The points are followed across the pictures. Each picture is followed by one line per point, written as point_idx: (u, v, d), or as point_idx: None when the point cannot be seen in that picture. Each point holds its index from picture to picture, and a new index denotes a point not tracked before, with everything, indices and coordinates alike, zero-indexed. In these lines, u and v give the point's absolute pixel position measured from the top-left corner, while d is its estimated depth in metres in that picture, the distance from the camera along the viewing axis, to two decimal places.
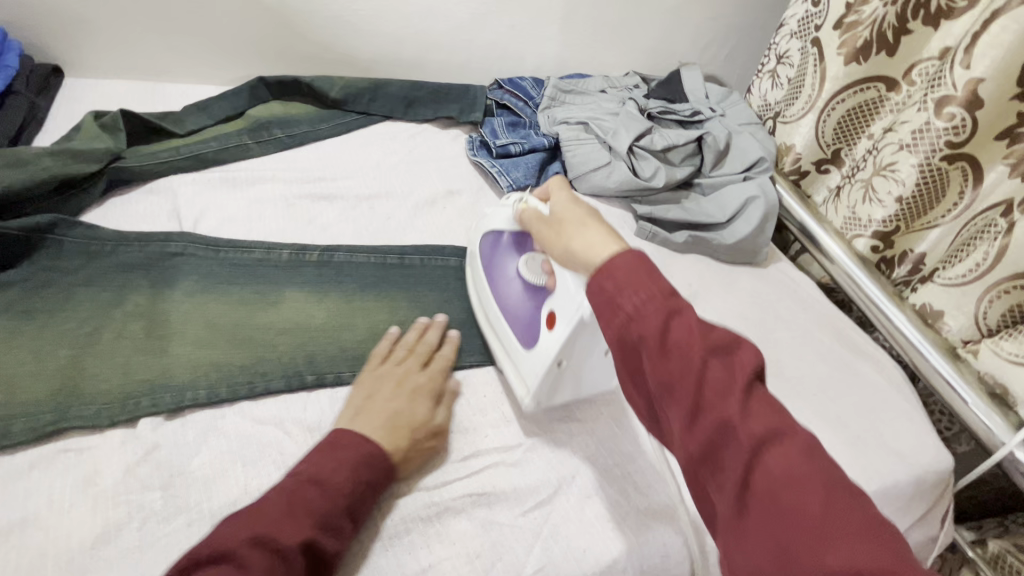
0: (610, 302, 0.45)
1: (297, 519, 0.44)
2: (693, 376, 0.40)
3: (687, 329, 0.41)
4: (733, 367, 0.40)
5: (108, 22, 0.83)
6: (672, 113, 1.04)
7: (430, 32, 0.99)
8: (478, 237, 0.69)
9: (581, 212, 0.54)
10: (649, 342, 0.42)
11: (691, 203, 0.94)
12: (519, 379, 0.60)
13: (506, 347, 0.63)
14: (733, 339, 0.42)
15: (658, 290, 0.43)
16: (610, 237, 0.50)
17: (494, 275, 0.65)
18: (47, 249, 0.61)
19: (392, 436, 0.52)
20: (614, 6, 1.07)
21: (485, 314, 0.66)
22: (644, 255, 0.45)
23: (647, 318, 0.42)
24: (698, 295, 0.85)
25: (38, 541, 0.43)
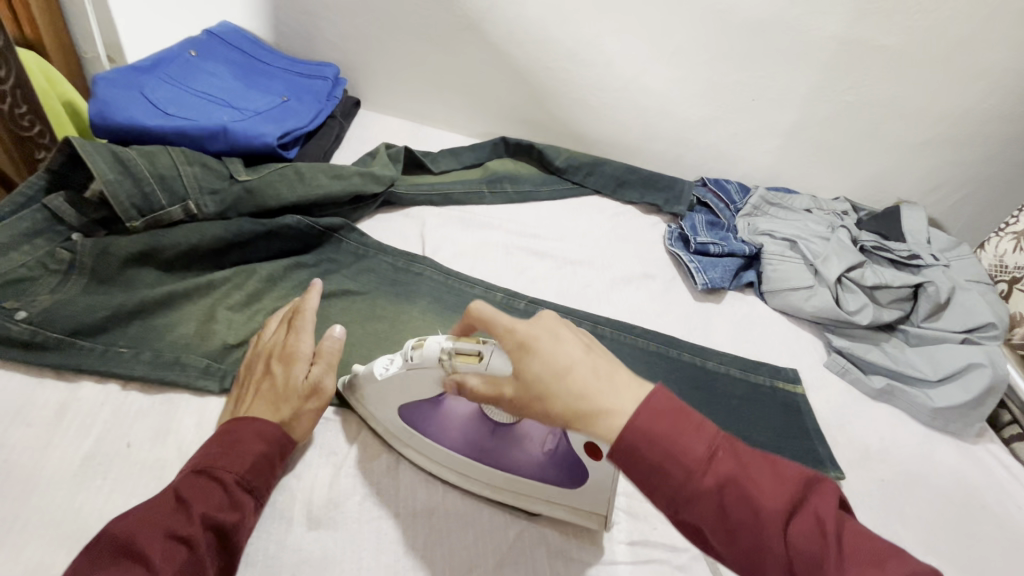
0: (654, 485, 0.40)
1: (188, 506, 0.44)
2: (777, 547, 0.38)
3: (739, 492, 0.38)
4: (810, 522, 0.38)
5: (404, 72, 1.03)
6: (887, 251, 0.98)
7: (656, 126, 1.07)
8: (399, 420, 0.55)
9: (544, 366, 0.42)
10: (713, 524, 0.39)
11: (895, 350, 0.88)
12: (581, 514, 0.55)
13: (542, 495, 0.55)
14: (793, 485, 0.39)
15: (698, 454, 0.39)
16: (602, 394, 0.41)
17: (462, 448, 0.54)
18: (331, 244, 0.75)
19: (271, 411, 0.52)
20: (845, 134, 1.07)
21: (480, 481, 0.55)
22: (660, 420, 0.40)
23: (702, 502, 0.39)
24: (890, 452, 0.78)
25: (295, 485, 0.53)
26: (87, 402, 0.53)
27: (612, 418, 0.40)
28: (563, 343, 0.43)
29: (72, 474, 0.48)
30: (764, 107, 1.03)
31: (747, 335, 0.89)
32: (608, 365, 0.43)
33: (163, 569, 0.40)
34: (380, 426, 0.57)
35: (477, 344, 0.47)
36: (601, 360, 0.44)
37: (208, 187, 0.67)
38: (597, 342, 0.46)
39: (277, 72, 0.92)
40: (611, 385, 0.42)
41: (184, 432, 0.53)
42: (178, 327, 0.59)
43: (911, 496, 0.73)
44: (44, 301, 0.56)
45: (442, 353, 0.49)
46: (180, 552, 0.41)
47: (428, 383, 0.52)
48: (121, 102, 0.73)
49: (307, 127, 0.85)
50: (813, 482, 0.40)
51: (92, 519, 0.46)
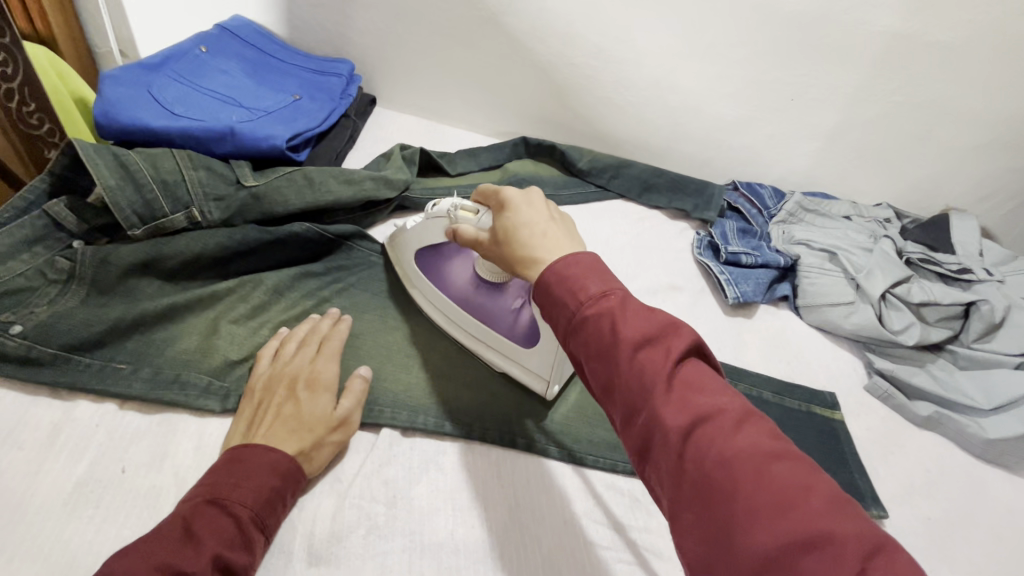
0: (552, 306, 0.41)
1: (198, 542, 0.40)
2: (622, 375, 0.36)
3: (608, 323, 0.37)
4: (662, 356, 0.35)
5: (421, 69, 0.99)
6: (935, 264, 0.91)
7: (685, 126, 1.01)
8: (412, 261, 0.68)
9: (510, 221, 0.48)
10: (581, 344, 0.38)
11: (943, 373, 0.82)
12: (532, 375, 0.62)
13: (503, 351, 0.63)
14: (660, 324, 0.36)
15: (588, 289, 0.39)
16: (538, 245, 0.44)
17: (452, 292, 0.65)
18: (342, 252, 0.71)
19: (296, 436, 0.49)
20: (892, 135, 0.99)
21: (459, 325, 0.66)
22: (577, 253, 0.41)
23: (577, 323, 0.39)
24: (937, 486, 0.72)
25: (296, 516, 0.50)
26: (81, 424, 0.50)
27: (537, 264, 0.43)
28: (532, 208, 0.48)
29: (63, 503, 0.45)
30: (805, 107, 0.96)
31: (780, 353, 0.84)
32: (562, 233, 0.45)
33: None
34: (399, 266, 0.70)
35: (477, 204, 0.56)
36: (558, 229, 0.46)
37: (213, 194, 0.64)
38: (570, 221, 0.48)
39: (291, 68, 0.89)
40: (552, 242, 0.44)
41: (182, 457, 0.50)
42: (179, 341, 0.57)
43: (961, 538, 0.67)
44: (41, 314, 0.53)
45: (450, 207, 0.58)
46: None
47: (433, 230, 0.63)
48: (128, 101, 0.70)
49: (320, 127, 0.81)
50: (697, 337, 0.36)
51: (80, 553, 0.43)
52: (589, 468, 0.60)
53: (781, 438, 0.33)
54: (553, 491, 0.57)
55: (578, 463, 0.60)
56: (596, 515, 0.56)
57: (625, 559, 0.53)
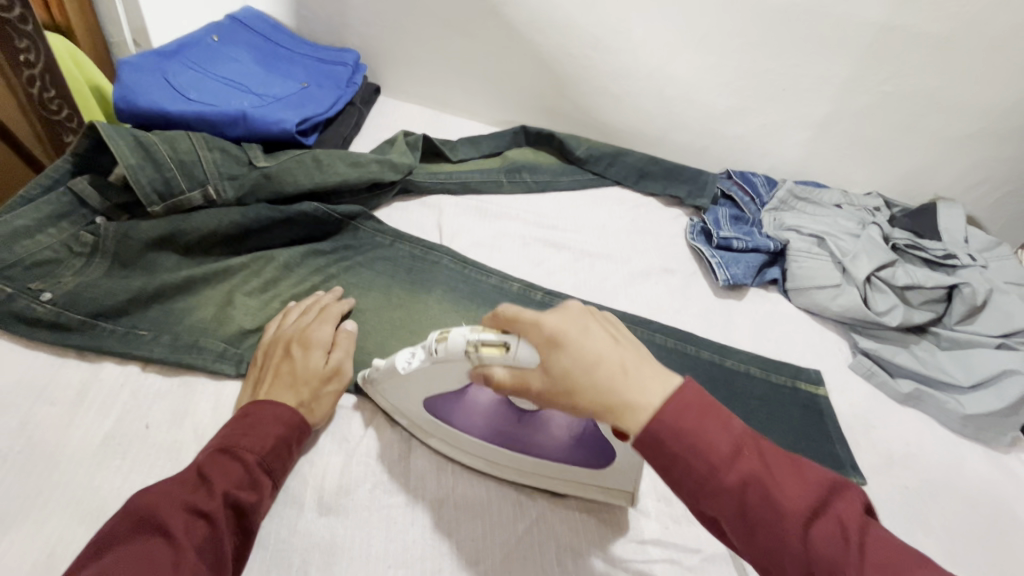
0: (680, 476, 0.40)
1: (209, 482, 0.43)
2: (796, 551, 0.36)
3: (758, 491, 0.38)
4: (830, 526, 0.37)
5: (424, 59, 1.02)
6: (921, 250, 0.94)
7: (680, 116, 1.04)
8: (423, 410, 0.55)
9: (572, 360, 0.42)
10: (730, 518, 0.39)
11: (926, 354, 0.85)
12: (610, 495, 0.55)
13: (574, 478, 0.55)
14: (815, 492, 0.38)
15: (722, 451, 0.39)
16: (626, 388, 0.41)
17: (489, 435, 0.55)
18: (348, 231, 0.75)
19: (293, 391, 0.53)
20: (881, 125, 1.02)
21: (509, 466, 0.56)
22: (680, 404, 0.40)
23: (718, 493, 0.39)
24: (915, 458, 0.75)
25: (306, 472, 0.53)
26: (107, 384, 0.54)
27: (635, 413, 0.40)
28: (591, 336, 0.43)
29: (92, 453, 0.49)
30: (795, 97, 0.99)
31: (768, 334, 0.87)
32: (637, 358, 0.43)
33: (184, 543, 0.39)
34: (406, 416, 0.57)
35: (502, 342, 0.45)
36: (628, 352, 0.44)
37: (227, 173, 0.68)
38: (629, 338, 0.45)
39: (299, 57, 0.92)
40: (639, 383, 0.41)
41: (201, 416, 0.54)
42: (196, 311, 0.60)
43: (935, 505, 0.71)
44: (68, 284, 0.58)
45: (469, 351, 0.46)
46: (200, 527, 0.40)
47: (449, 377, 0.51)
48: (145, 87, 0.74)
49: (327, 113, 0.84)
50: (848, 493, 0.38)
51: (109, 498, 0.47)
52: None
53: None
54: None
55: None
56: None
57: (615, 517, 0.57)
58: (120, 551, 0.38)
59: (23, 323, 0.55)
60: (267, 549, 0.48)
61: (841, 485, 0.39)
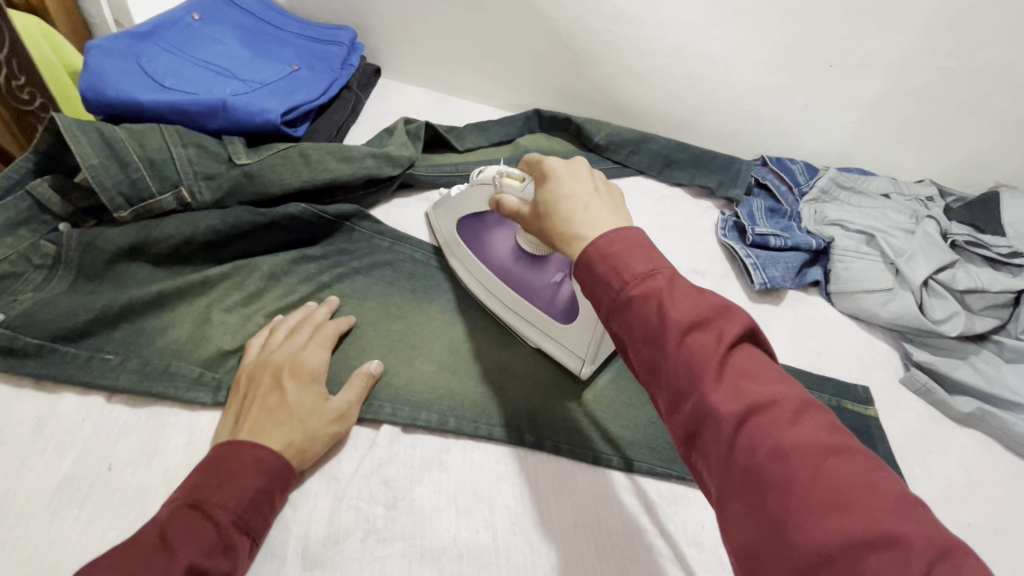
0: (594, 286, 0.39)
1: (172, 550, 0.37)
2: (671, 360, 0.34)
3: (656, 305, 0.35)
4: (713, 341, 0.34)
5: (428, 37, 0.93)
6: (983, 247, 0.84)
7: (711, 97, 0.93)
8: (453, 228, 0.67)
9: (551, 191, 0.45)
10: (626, 328, 0.37)
11: (989, 367, 0.75)
12: (567, 352, 0.60)
13: (539, 326, 0.62)
14: (713, 310, 0.34)
15: (633, 268, 0.37)
16: (580, 218, 0.42)
17: (492, 263, 0.64)
18: (342, 234, 0.68)
19: (282, 431, 0.46)
20: (941, 105, 0.91)
21: (494, 297, 0.65)
22: (625, 226, 0.40)
23: (621, 304, 0.37)
24: (977, 487, 0.67)
25: (290, 517, 0.47)
26: (68, 417, 0.48)
27: (578, 240, 0.42)
28: (578, 180, 0.45)
29: (46, 502, 0.43)
30: (843, 75, 0.88)
31: (808, 343, 0.78)
32: (607, 206, 0.43)
33: None
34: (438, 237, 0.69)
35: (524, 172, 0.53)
36: (602, 200, 0.44)
37: (204, 172, 0.60)
38: (616, 194, 0.45)
39: (289, 36, 0.84)
40: (595, 218, 0.42)
41: (172, 454, 0.47)
42: (169, 331, 0.54)
43: (1002, 544, 0.62)
44: (25, 302, 0.51)
45: (495, 175, 0.56)
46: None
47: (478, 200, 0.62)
48: (115, 74, 0.66)
49: (319, 99, 0.76)
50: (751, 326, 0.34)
51: (62, 556, 0.41)
52: (602, 467, 0.56)
53: (841, 430, 0.31)
54: (563, 492, 0.53)
55: (590, 463, 0.56)
56: (609, 518, 0.52)
57: (639, 566, 0.50)
58: None
59: None
60: None
61: (746, 313, 0.35)
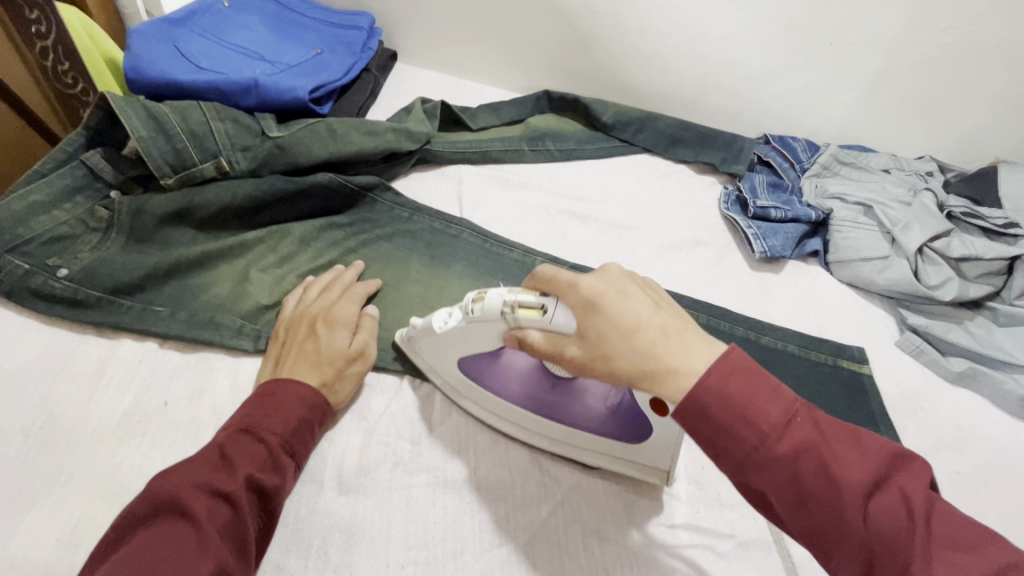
0: (722, 444, 0.39)
1: (232, 464, 0.42)
2: (860, 528, 0.36)
3: (818, 464, 0.37)
4: (889, 498, 0.36)
5: (442, 21, 0.97)
6: (978, 218, 0.87)
7: (716, 77, 0.97)
8: (458, 371, 0.55)
9: (610, 324, 0.41)
10: (781, 490, 0.37)
11: (981, 330, 0.79)
12: (643, 470, 0.54)
13: (604, 450, 0.54)
14: (878, 463, 0.37)
15: (773, 420, 0.37)
16: (669, 352, 0.40)
17: (522, 399, 0.54)
18: (365, 203, 0.72)
19: (316, 371, 0.51)
20: (939, 81, 0.93)
21: (537, 433, 0.55)
22: (725, 359, 0.39)
23: (773, 467, 0.37)
24: (966, 442, 0.70)
25: (325, 450, 0.52)
26: (126, 360, 0.53)
27: (678, 378, 0.39)
28: (630, 300, 0.42)
29: (112, 431, 0.49)
30: (843, 52, 0.91)
31: (807, 309, 0.82)
32: (675, 322, 0.42)
33: (209, 527, 0.37)
34: (437, 374, 0.57)
35: (541, 298, 0.45)
36: (668, 321, 0.42)
37: (240, 144, 0.65)
38: (663, 298, 0.45)
39: (311, 22, 0.89)
40: (680, 347, 0.40)
41: (219, 393, 0.53)
42: (213, 287, 0.59)
43: (987, 491, 0.66)
44: (84, 259, 0.57)
45: (503, 307, 0.46)
46: (223, 510, 0.39)
47: (480, 338, 0.51)
48: (156, 56, 0.72)
49: (341, 80, 0.81)
50: (909, 468, 0.37)
51: (129, 475, 0.46)
52: None
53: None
54: None
55: None
56: None
57: (642, 500, 0.54)
58: (144, 535, 0.37)
59: (43, 300, 0.55)
60: (287, 528, 0.47)
61: (906, 455, 0.38)
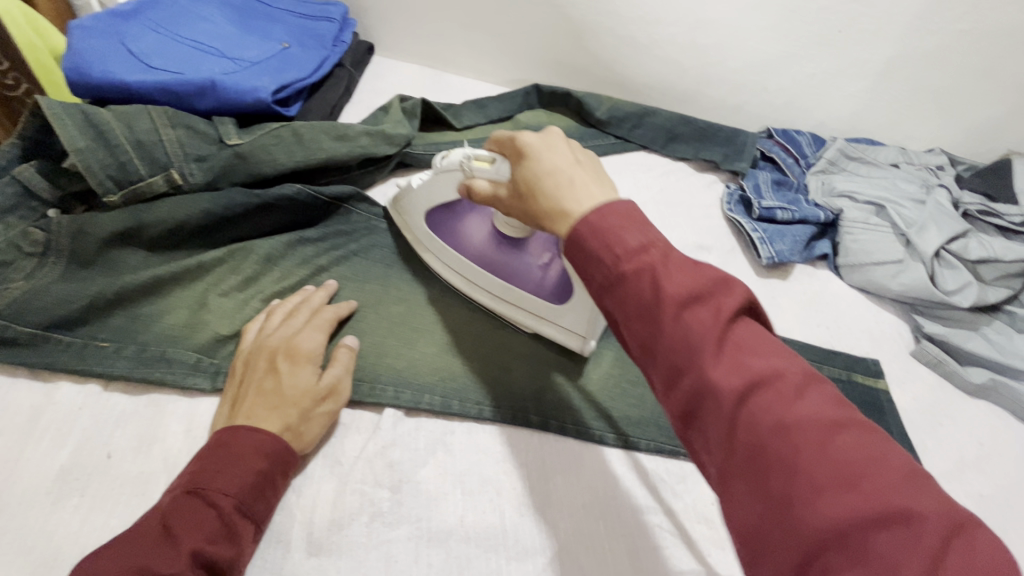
0: (584, 268, 0.36)
1: (174, 538, 0.36)
2: (666, 336, 0.32)
3: (650, 279, 0.33)
4: (710, 315, 0.31)
5: (422, 11, 0.90)
6: (995, 216, 0.82)
7: (716, 67, 0.91)
8: (423, 223, 0.62)
9: (530, 168, 0.42)
10: (616, 304, 0.34)
11: (1000, 337, 0.74)
12: (565, 332, 0.59)
13: (531, 309, 0.59)
14: (710, 282, 0.32)
15: (626, 242, 0.34)
16: (567, 193, 0.39)
17: (468, 251, 0.60)
18: (339, 216, 0.66)
19: (276, 413, 0.45)
20: (953, 70, 0.88)
21: (480, 286, 0.61)
22: (628, 207, 0.36)
23: (617, 284, 0.34)
24: (989, 459, 0.66)
25: (293, 502, 0.47)
26: (65, 406, 0.47)
27: (566, 217, 0.38)
28: (554, 151, 0.43)
29: (46, 492, 0.43)
30: (852, 40, 0.85)
31: (817, 317, 0.77)
32: (592, 177, 0.40)
33: None
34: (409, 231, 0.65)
35: (492, 153, 0.49)
36: (584, 172, 0.41)
37: (194, 154, 0.59)
38: (598, 164, 0.43)
39: (277, 13, 0.81)
40: (583, 190, 0.39)
41: (171, 441, 0.47)
42: (165, 317, 0.53)
43: (1014, 514, 0.62)
44: (16, 290, 0.49)
45: (462, 159, 0.52)
46: None
47: (446, 191, 0.57)
48: (100, 55, 0.64)
49: (312, 78, 0.74)
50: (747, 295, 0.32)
51: (64, 546, 0.40)
52: (609, 447, 0.55)
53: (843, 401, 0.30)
54: (571, 473, 0.53)
55: (596, 442, 0.55)
56: (617, 498, 0.52)
57: (649, 545, 0.49)
58: None
59: None
60: None
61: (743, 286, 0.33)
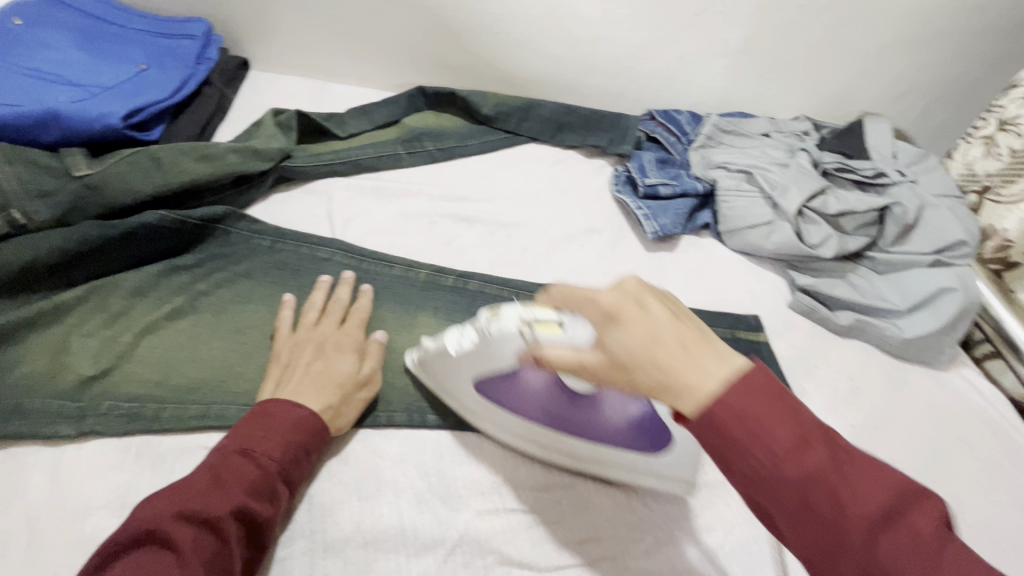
0: (726, 457, 0.33)
1: (224, 487, 0.41)
2: (857, 558, 0.30)
3: (827, 492, 0.31)
4: (902, 534, 0.30)
5: (293, 21, 0.88)
6: (850, 171, 0.90)
7: (593, 57, 0.94)
8: (473, 393, 0.53)
9: (628, 338, 0.35)
10: (784, 505, 0.32)
11: (862, 281, 0.81)
12: (669, 484, 0.52)
13: (625, 467, 0.52)
14: (896, 492, 0.31)
15: (781, 438, 0.32)
16: (685, 368, 0.34)
17: (535, 416, 0.52)
18: (216, 238, 0.64)
19: (324, 395, 0.50)
20: (803, 43, 0.96)
21: (558, 451, 0.53)
22: (752, 376, 0.33)
23: (777, 488, 0.32)
24: (859, 393, 0.73)
25: None
26: None
27: (690, 395, 0.34)
28: (650, 310, 0.36)
29: None
30: (711, 23, 0.91)
31: (703, 284, 0.82)
32: (701, 340, 0.35)
33: (194, 559, 0.36)
34: (450, 400, 0.56)
35: (558, 312, 0.43)
36: (691, 333, 0.36)
37: (38, 190, 0.55)
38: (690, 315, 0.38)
39: (133, 34, 0.78)
40: (697, 361, 0.34)
41: (37, 494, 0.45)
42: (22, 365, 0.50)
43: (881, 438, 0.69)
44: None
45: (522, 324, 0.44)
46: (210, 540, 0.38)
47: (498, 357, 0.48)
48: None
49: (172, 99, 0.72)
50: (935, 507, 0.31)
51: None
52: None
53: None
54: (472, 462, 0.54)
55: None
56: (516, 481, 0.54)
57: (547, 520, 0.51)
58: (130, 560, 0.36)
59: None
60: None
61: (922, 492, 0.31)
